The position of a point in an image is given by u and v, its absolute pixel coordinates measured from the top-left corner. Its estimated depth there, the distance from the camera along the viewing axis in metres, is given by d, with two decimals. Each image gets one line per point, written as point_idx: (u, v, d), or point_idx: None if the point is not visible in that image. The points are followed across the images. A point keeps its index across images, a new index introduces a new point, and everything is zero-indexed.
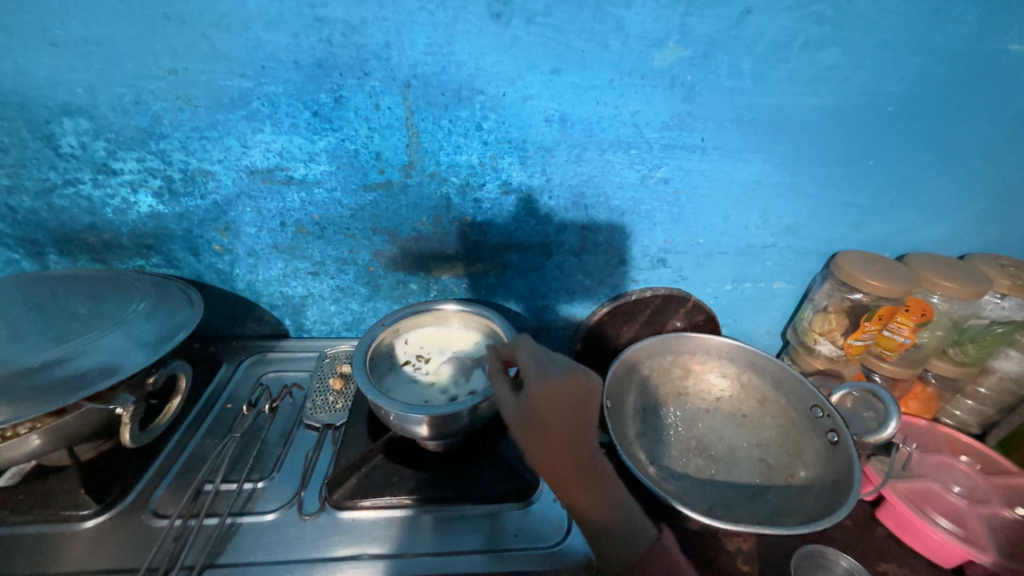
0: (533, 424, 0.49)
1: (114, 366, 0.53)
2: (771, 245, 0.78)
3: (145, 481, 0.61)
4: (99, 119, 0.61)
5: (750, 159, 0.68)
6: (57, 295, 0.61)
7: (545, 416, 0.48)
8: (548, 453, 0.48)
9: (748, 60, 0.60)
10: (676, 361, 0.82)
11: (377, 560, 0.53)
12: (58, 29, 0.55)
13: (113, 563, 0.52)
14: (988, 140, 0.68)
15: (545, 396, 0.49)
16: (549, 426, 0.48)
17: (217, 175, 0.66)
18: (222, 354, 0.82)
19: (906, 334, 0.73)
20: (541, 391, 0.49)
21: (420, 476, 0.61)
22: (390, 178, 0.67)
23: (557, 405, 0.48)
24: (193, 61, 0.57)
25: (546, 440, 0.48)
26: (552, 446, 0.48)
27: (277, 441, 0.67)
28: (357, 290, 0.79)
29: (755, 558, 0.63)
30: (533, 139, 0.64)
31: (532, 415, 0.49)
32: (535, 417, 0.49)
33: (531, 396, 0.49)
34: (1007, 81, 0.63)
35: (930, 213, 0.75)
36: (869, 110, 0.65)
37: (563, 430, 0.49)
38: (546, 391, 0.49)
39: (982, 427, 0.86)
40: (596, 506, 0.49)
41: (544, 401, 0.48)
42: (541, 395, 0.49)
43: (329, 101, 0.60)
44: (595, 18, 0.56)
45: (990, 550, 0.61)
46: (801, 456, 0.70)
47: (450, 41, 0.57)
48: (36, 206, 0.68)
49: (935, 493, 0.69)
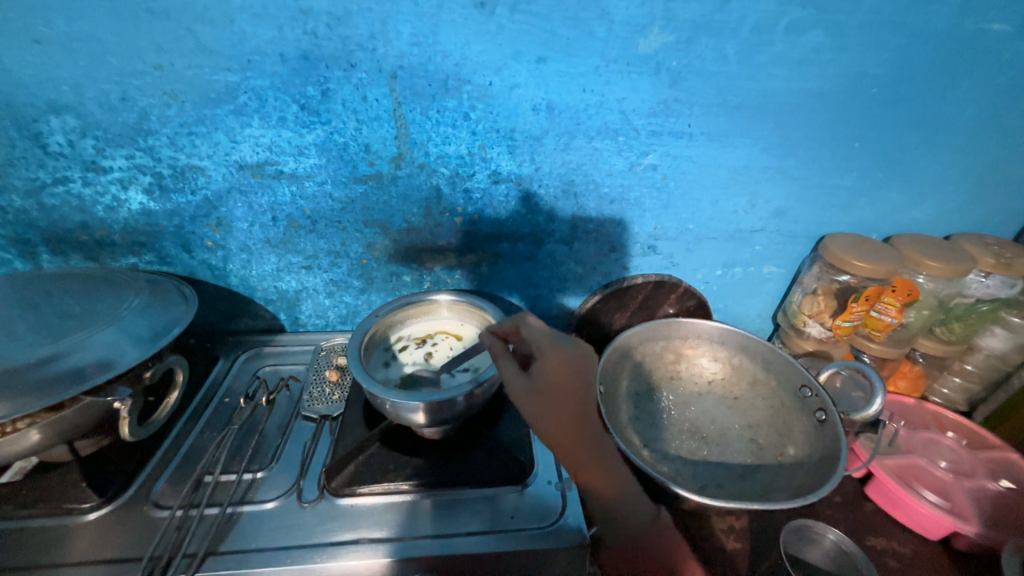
0: (553, 396, 0.53)
1: (110, 361, 0.54)
2: (759, 229, 0.78)
3: (147, 474, 0.62)
4: (86, 117, 0.61)
5: (736, 144, 0.69)
6: (49, 294, 0.62)
7: (559, 386, 0.53)
8: (562, 418, 0.52)
9: (732, 44, 0.60)
10: (668, 346, 0.83)
11: (376, 544, 0.55)
12: (41, 26, 0.55)
13: (117, 552, 0.53)
14: (971, 120, 0.69)
15: (560, 367, 0.54)
16: (562, 398, 0.53)
17: (207, 171, 0.66)
18: (218, 349, 0.83)
19: (893, 315, 0.76)
20: (555, 363, 0.54)
21: (418, 462, 0.62)
22: (380, 170, 0.67)
23: (569, 378, 0.54)
24: (179, 56, 0.57)
25: (561, 414, 0.52)
26: (567, 412, 0.53)
27: (275, 433, 0.68)
28: (351, 283, 0.80)
29: (747, 535, 0.65)
30: (521, 128, 0.65)
31: (549, 386, 0.53)
32: (552, 389, 0.53)
33: (546, 367, 0.54)
34: (988, 60, 0.64)
35: (915, 194, 0.76)
36: (853, 91, 0.65)
37: (577, 401, 0.53)
38: (562, 363, 0.54)
39: (969, 404, 0.88)
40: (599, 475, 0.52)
41: (558, 372, 0.54)
42: (557, 367, 0.54)
43: (316, 94, 0.60)
44: (579, 5, 0.56)
45: (974, 520, 0.62)
46: (790, 435, 0.71)
47: (435, 30, 0.57)
48: (26, 205, 0.68)
49: (921, 468, 0.70)
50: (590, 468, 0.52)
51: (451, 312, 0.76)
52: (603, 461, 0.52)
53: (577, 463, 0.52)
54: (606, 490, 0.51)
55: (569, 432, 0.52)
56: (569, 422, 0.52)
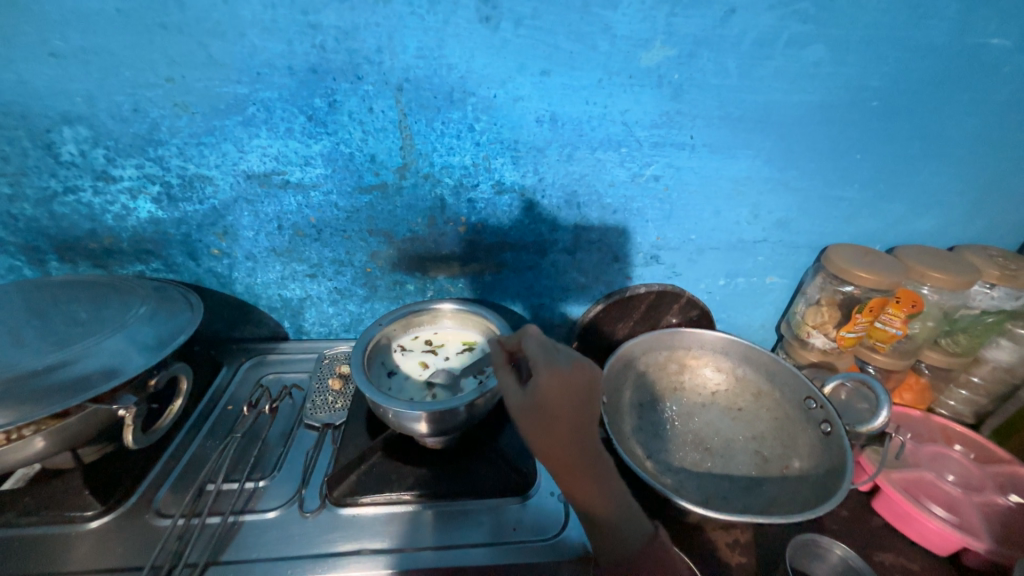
0: (546, 423, 0.49)
1: (115, 369, 0.54)
2: (762, 240, 0.79)
3: (149, 482, 0.62)
4: (98, 127, 0.62)
5: (738, 156, 0.69)
6: (58, 301, 0.62)
7: (554, 409, 0.49)
8: (554, 443, 0.49)
9: (734, 58, 0.61)
10: (672, 357, 0.82)
11: (377, 555, 0.54)
12: (57, 40, 0.57)
13: (118, 561, 0.53)
14: (972, 133, 0.69)
15: (557, 388, 0.49)
16: (557, 421, 0.49)
17: (215, 180, 0.67)
18: (222, 357, 0.83)
19: (898, 326, 0.75)
20: (552, 384, 0.49)
21: (420, 472, 0.62)
22: (385, 180, 0.68)
23: (568, 400, 0.49)
24: (190, 69, 0.59)
25: (553, 441, 0.49)
26: (563, 440, 0.49)
27: (277, 441, 0.68)
28: (355, 291, 0.80)
29: (752, 549, 0.64)
30: (524, 139, 0.66)
31: (541, 410, 0.49)
32: (544, 414, 0.49)
33: (542, 388, 0.49)
34: (988, 73, 0.64)
35: (918, 206, 0.76)
36: (854, 104, 0.66)
37: (572, 424, 0.49)
38: (558, 386, 0.49)
39: (976, 417, 0.87)
40: (597, 499, 0.50)
41: (555, 393, 0.49)
42: (554, 388, 0.49)
43: (323, 106, 0.61)
44: (583, 19, 0.57)
45: (984, 536, 0.61)
46: (795, 447, 0.70)
47: (441, 44, 0.58)
48: (37, 213, 0.69)
49: (929, 482, 0.69)
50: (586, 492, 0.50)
51: (454, 321, 0.76)
52: (601, 485, 0.50)
53: (573, 484, 0.50)
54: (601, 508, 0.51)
55: (564, 459, 0.49)
56: (562, 447, 0.49)
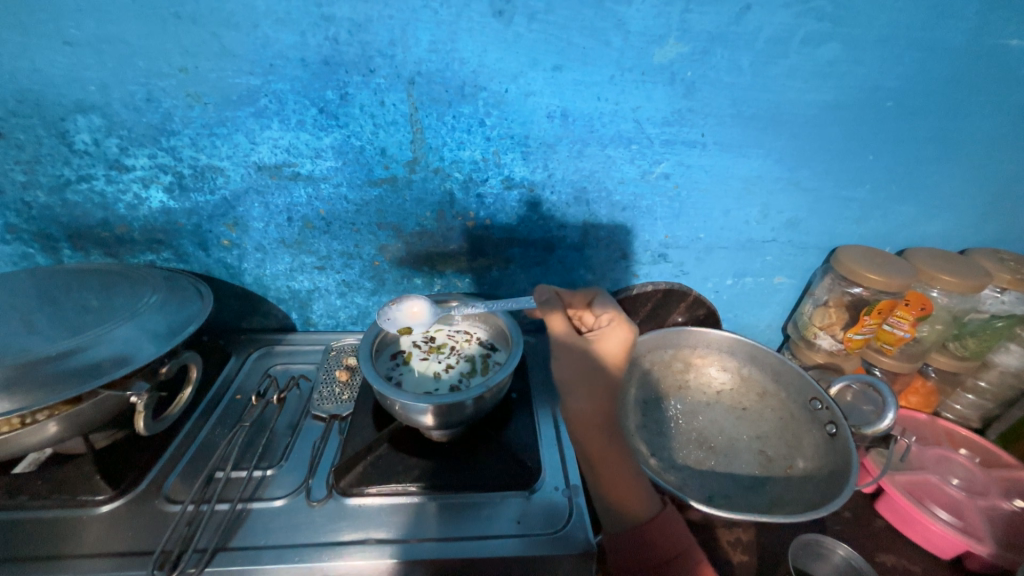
0: (594, 360, 0.61)
1: (127, 356, 0.55)
2: (771, 240, 0.78)
3: (158, 469, 0.63)
4: (112, 117, 0.62)
5: (750, 154, 0.69)
6: (70, 288, 0.63)
7: (576, 377, 0.61)
8: (584, 409, 0.60)
9: (748, 56, 0.60)
10: (677, 355, 0.83)
11: (383, 545, 0.55)
12: (73, 28, 0.57)
13: (128, 545, 0.54)
14: (987, 135, 0.69)
15: (573, 366, 0.61)
16: (595, 380, 0.61)
17: (225, 171, 0.67)
18: (231, 346, 0.84)
19: (906, 328, 0.76)
20: (569, 359, 0.62)
21: (425, 465, 0.63)
22: (395, 173, 0.68)
23: (589, 373, 0.61)
24: (203, 59, 0.59)
25: (593, 376, 0.61)
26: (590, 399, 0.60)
27: (285, 431, 0.69)
28: (362, 285, 0.81)
29: (754, 548, 0.64)
30: (535, 135, 0.65)
31: (595, 353, 0.62)
32: (596, 355, 0.62)
33: (563, 361, 0.62)
34: (1005, 75, 0.63)
35: (929, 208, 0.76)
36: (869, 104, 0.65)
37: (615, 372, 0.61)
38: (612, 341, 0.61)
39: (982, 421, 0.86)
40: (620, 480, 0.57)
41: (572, 369, 0.61)
42: (572, 361, 0.62)
43: (334, 98, 0.61)
44: (597, 15, 0.57)
45: (987, 540, 0.61)
46: (799, 448, 0.70)
47: (454, 38, 0.58)
48: (50, 201, 0.69)
49: (933, 485, 0.69)
50: (598, 445, 0.59)
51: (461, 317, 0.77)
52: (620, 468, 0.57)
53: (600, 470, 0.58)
54: (624, 477, 0.58)
55: (588, 418, 0.60)
56: (598, 384, 0.61)
